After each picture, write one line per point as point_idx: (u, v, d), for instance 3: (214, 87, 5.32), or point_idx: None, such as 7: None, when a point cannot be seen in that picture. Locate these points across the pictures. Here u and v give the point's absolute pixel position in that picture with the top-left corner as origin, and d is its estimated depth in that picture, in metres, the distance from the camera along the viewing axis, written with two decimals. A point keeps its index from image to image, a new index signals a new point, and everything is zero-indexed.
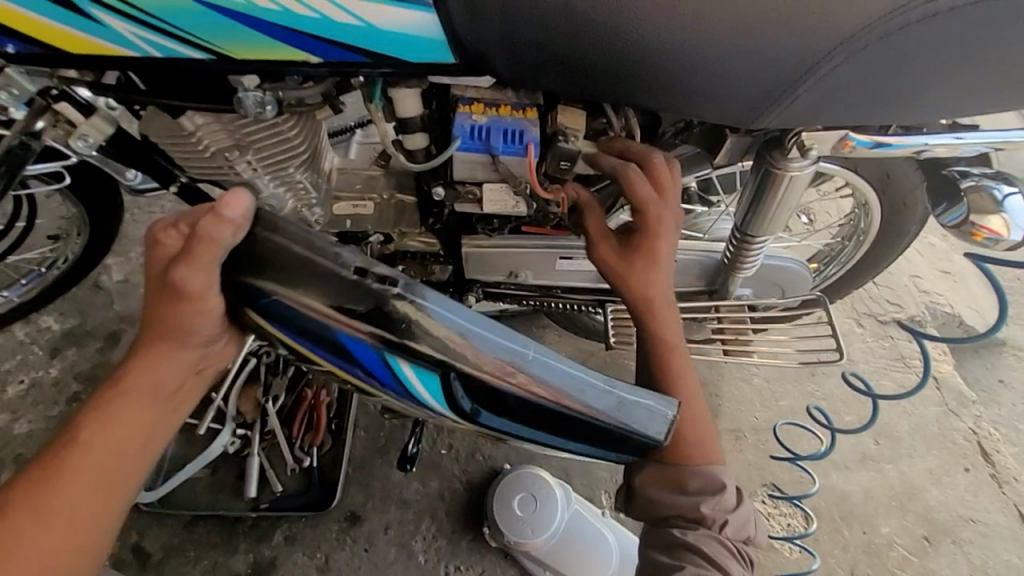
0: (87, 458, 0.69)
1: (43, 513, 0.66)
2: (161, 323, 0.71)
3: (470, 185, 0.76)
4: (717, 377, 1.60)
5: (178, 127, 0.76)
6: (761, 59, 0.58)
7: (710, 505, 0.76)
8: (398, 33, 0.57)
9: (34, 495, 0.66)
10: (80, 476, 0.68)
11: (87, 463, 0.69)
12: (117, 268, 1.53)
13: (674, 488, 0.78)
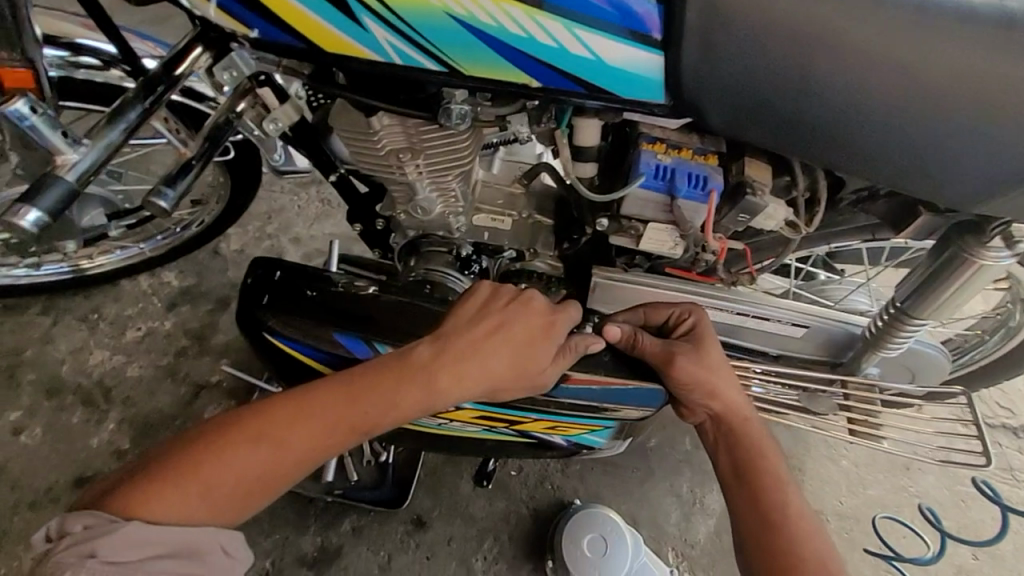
0: (356, 417, 0.74)
1: (299, 442, 0.72)
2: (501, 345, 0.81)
3: (635, 220, 0.75)
4: (801, 451, 1.53)
5: (363, 124, 0.80)
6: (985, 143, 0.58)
7: None
8: (625, 71, 0.60)
9: (304, 421, 0.73)
10: (340, 428, 0.74)
11: (350, 431, 0.74)
12: (235, 238, 1.63)
13: None
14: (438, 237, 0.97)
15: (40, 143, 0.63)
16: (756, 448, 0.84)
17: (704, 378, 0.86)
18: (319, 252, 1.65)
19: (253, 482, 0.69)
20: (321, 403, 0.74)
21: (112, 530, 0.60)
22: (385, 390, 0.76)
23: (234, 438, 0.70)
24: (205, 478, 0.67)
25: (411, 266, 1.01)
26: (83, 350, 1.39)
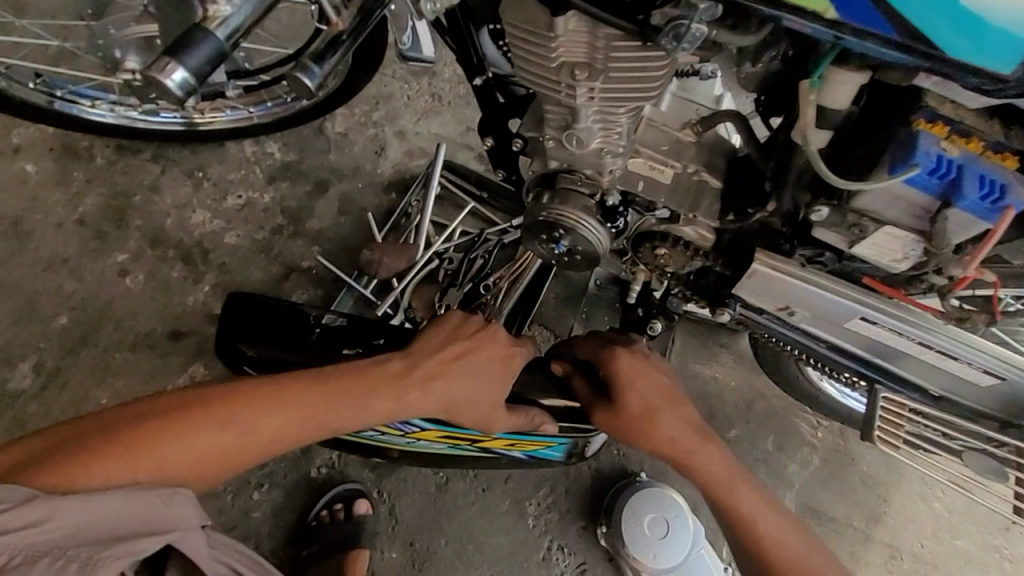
0: (303, 418, 0.79)
1: (241, 434, 0.76)
2: (463, 372, 0.85)
3: (869, 218, 0.65)
4: (891, 481, 1.40)
5: (544, 23, 0.65)
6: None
7: None
8: (969, 18, 0.48)
9: (259, 413, 0.77)
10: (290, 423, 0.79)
11: (314, 424, 0.79)
12: (340, 119, 1.54)
13: None
14: (583, 175, 0.83)
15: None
16: (710, 470, 0.91)
17: (635, 417, 0.92)
18: (423, 152, 1.53)
19: (196, 465, 0.74)
20: (272, 404, 0.78)
21: (31, 503, 0.62)
22: (340, 397, 0.81)
23: (182, 423, 0.74)
24: (152, 453, 0.72)
25: (542, 202, 0.86)
26: (186, 207, 1.38)
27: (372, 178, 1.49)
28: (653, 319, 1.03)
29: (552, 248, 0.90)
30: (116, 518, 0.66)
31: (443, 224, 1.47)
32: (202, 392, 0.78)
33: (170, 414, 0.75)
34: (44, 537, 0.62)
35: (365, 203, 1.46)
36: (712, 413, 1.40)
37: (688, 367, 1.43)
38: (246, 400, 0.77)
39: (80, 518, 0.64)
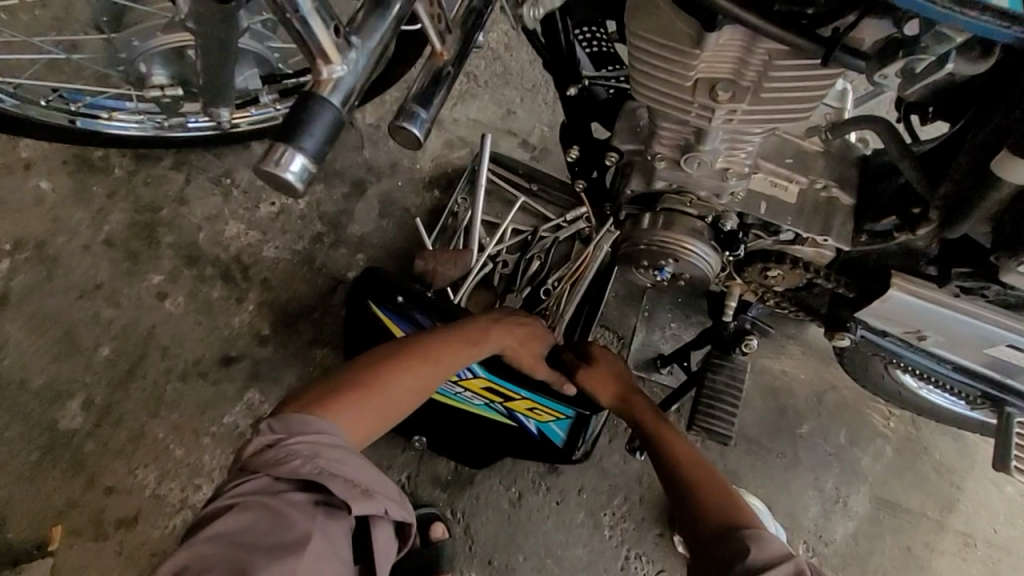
0: (446, 361, 0.93)
1: (408, 378, 0.89)
2: (524, 335, 1.03)
3: None
4: (963, 469, 1.36)
5: (689, 41, 0.54)
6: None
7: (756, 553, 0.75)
8: None
9: (415, 361, 0.91)
10: (438, 367, 0.92)
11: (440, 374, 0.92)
12: (371, 111, 1.41)
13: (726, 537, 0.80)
14: (695, 197, 0.73)
15: (304, 41, 0.44)
16: (661, 436, 0.97)
17: (602, 386, 1.04)
18: (463, 142, 1.41)
19: (378, 414, 0.86)
20: (420, 350, 0.92)
21: (329, 446, 0.73)
22: (462, 339, 0.96)
23: (362, 376, 0.87)
24: (356, 400, 0.84)
25: (644, 227, 0.77)
26: (219, 219, 1.28)
27: (412, 175, 1.38)
28: (746, 337, 0.93)
29: (652, 276, 0.81)
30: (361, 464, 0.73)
31: (493, 222, 1.37)
32: (350, 369, 0.89)
33: (335, 386, 0.86)
34: (341, 467, 0.71)
35: (407, 203, 1.35)
36: (784, 409, 1.33)
37: (755, 361, 1.36)
38: (392, 365, 0.89)
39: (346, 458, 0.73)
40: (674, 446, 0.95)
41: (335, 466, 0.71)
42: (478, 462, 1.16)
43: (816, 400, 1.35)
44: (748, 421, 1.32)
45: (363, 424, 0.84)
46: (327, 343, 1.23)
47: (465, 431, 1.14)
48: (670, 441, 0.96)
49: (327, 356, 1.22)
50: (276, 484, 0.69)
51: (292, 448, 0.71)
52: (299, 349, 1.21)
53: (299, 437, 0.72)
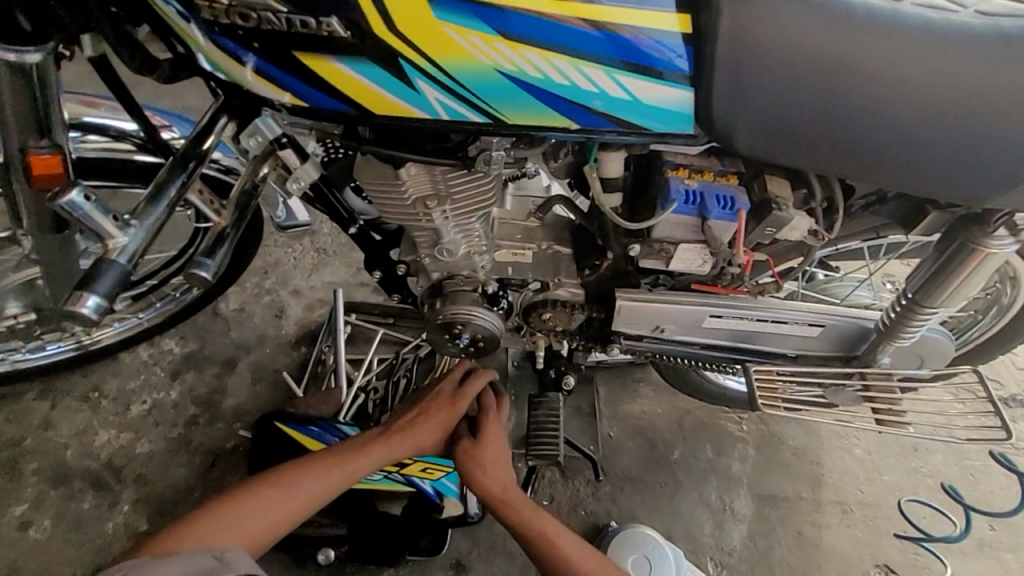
0: (337, 471, 0.97)
1: (299, 490, 0.94)
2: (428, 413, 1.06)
3: (665, 244, 0.80)
4: (816, 445, 1.56)
5: (394, 177, 0.82)
6: (999, 138, 0.58)
7: None
8: (659, 108, 0.60)
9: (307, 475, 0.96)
10: (333, 479, 0.97)
11: (321, 485, 0.96)
12: (233, 297, 1.60)
13: None
14: (463, 276, 0.98)
15: (91, 227, 0.63)
16: (540, 527, 0.99)
17: (494, 465, 1.04)
18: (321, 302, 1.62)
19: (258, 528, 0.89)
20: (309, 464, 0.98)
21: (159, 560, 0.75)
22: (365, 445, 1.02)
23: (254, 487, 0.93)
24: (239, 514, 0.89)
25: (437, 308, 1.00)
26: (87, 432, 1.34)
27: (279, 340, 1.54)
28: (564, 375, 1.17)
29: (458, 343, 1.04)
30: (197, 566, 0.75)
31: (360, 360, 1.53)
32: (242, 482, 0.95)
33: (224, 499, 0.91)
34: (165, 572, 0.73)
35: (277, 365, 1.50)
36: (653, 443, 1.50)
37: (618, 410, 1.55)
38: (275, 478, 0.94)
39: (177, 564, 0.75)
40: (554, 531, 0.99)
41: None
42: (392, 557, 1.19)
43: (678, 426, 1.52)
44: (627, 463, 1.46)
45: (248, 533, 0.89)
46: None
47: (368, 517, 1.20)
48: (554, 534, 0.98)
49: None
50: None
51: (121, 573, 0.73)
52: None
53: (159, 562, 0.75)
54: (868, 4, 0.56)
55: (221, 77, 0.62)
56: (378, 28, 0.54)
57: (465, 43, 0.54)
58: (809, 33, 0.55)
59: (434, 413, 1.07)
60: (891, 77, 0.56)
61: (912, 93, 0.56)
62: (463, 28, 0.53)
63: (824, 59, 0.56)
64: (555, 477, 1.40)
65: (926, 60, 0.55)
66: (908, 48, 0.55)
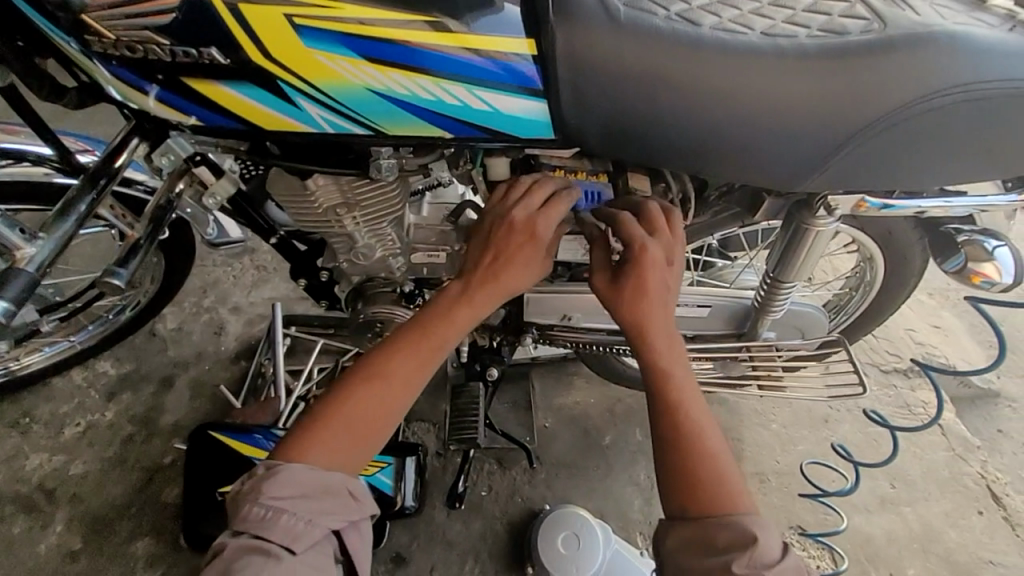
0: (408, 364, 0.85)
1: (375, 398, 0.83)
2: (514, 262, 0.86)
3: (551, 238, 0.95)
4: (738, 423, 1.69)
5: (303, 188, 0.90)
6: (803, 133, 0.69)
7: (742, 562, 0.66)
8: (519, 117, 0.70)
9: (388, 369, 0.85)
10: (415, 368, 0.86)
11: (398, 387, 0.84)
12: (171, 317, 1.62)
13: (704, 546, 0.70)
14: (381, 279, 1.06)
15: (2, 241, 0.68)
16: (667, 372, 0.80)
17: (633, 297, 0.80)
18: (261, 316, 1.65)
19: (360, 434, 0.82)
20: (373, 361, 0.85)
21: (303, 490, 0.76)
22: (448, 311, 0.87)
23: (333, 405, 0.83)
24: (337, 424, 0.81)
25: (359, 308, 1.08)
26: (19, 458, 1.34)
27: (218, 356, 1.57)
28: (489, 367, 1.23)
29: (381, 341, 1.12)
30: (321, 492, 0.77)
31: (300, 370, 1.57)
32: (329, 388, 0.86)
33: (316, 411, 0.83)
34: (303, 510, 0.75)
35: (217, 380, 1.52)
36: (587, 431, 1.59)
37: (553, 402, 1.64)
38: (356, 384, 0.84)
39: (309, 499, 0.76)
40: (677, 373, 0.80)
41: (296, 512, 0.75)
42: None
43: (609, 413, 1.62)
44: (562, 451, 1.55)
45: (337, 454, 0.81)
46: (148, 532, 1.26)
47: None
48: (677, 386, 0.79)
49: (150, 545, 1.25)
50: (256, 541, 0.73)
51: (261, 510, 0.74)
52: (119, 549, 1.24)
53: (273, 493, 0.75)
54: (677, 25, 0.66)
55: (132, 102, 0.70)
56: (255, 56, 0.61)
57: (336, 66, 0.62)
58: (630, 50, 0.65)
59: (516, 255, 0.85)
60: (704, 82, 0.66)
61: (721, 98, 0.67)
62: (331, 54, 0.61)
63: (646, 70, 0.66)
64: (493, 468, 1.48)
65: (730, 68, 0.66)
66: (714, 59, 0.66)
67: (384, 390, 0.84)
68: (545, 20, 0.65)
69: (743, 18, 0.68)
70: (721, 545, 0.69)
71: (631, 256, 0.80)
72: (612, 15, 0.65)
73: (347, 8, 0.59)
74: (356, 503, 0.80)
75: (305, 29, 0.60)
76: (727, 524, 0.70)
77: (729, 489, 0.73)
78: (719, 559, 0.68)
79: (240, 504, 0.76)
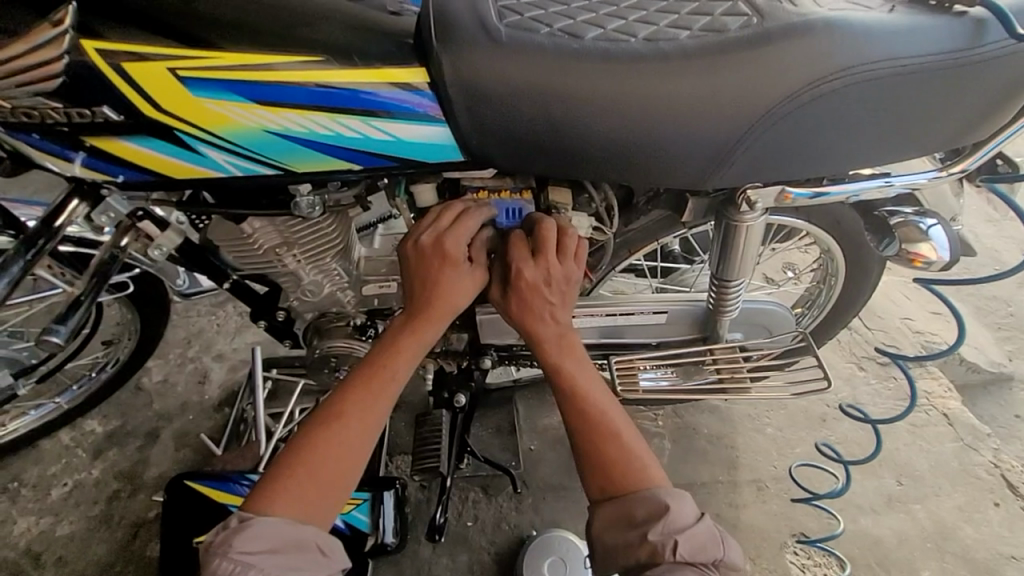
0: (364, 398, 0.86)
1: (337, 437, 0.84)
2: (448, 286, 0.87)
3: None
4: (732, 429, 1.64)
5: (241, 232, 0.92)
6: (703, 129, 0.70)
7: (659, 531, 0.78)
8: (423, 143, 0.72)
9: (344, 413, 0.85)
10: (371, 405, 0.87)
11: (360, 422, 0.85)
12: (156, 370, 1.65)
13: (626, 521, 0.81)
14: (334, 313, 1.07)
15: None
16: (566, 370, 0.90)
17: (523, 311, 0.89)
18: (244, 361, 1.67)
19: (324, 483, 0.82)
20: (333, 401, 0.87)
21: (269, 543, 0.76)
22: (392, 350, 0.88)
23: (296, 452, 0.84)
24: (300, 475, 0.82)
25: (315, 344, 1.09)
26: (7, 522, 1.36)
27: (202, 405, 1.58)
28: (456, 394, 1.20)
29: (338, 374, 1.13)
30: (287, 546, 0.77)
31: (283, 413, 1.57)
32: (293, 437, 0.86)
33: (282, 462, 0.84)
34: (271, 560, 0.75)
35: (201, 429, 1.54)
36: None
37: (539, 424, 1.61)
38: (317, 428, 0.85)
39: (276, 549, 0.76)
40: (574, 367, 0.90)
41: (264, 561, 0.75)
42: None
43: None
44: (550, 473, 1.51)
45: (305, 502, 0.81)
46: None
47: None
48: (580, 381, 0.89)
49: None
50: None
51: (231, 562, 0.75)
52: None
53: (242, 548, 0.75)
54: (559, 40, 0.68)
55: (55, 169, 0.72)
56: (149, 110, 0.63)
57: (229, 112, 0.65)
58: (515, 68, 0.68)
59: (441, 277, 0.87)
60: (595, 93, 0.68)
61: (611, 104, 0.69)
62: (222, 101, 0.64)
63: (536, 87, 0.68)
64: (478, 497, 1.45)
65: (615, 75, 0.68)
66: (599, 69, 0.68)
67: (343, 429, 0.85)
68: (430, 48, 0.68)
69: (626, 27, 0.70)
70: (639, 519, 0.80)
71: (510, 276, 0.88)
72: (494, 37, 0.68)
73: (230, 59, 0.63)
74: (326, 556, 0.80)
75: (193, 80, 0.63)
76: (645, 498, 0.82)
77: (638, 464, 0.85)
78: (638, 531, 0.80)
79: (209, 558, 0.76)
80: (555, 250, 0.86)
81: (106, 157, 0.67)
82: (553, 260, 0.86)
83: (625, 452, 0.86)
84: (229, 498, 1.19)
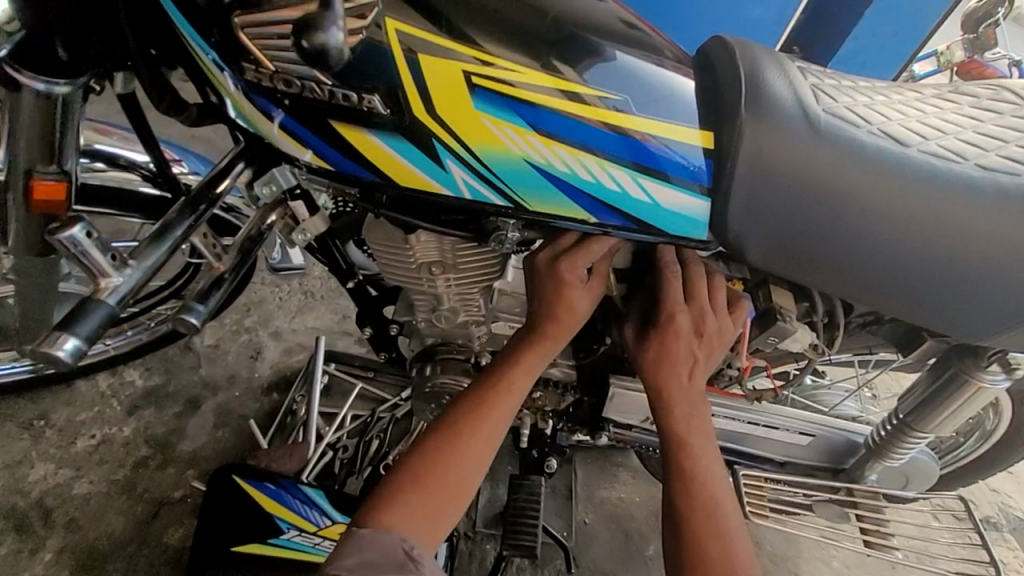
0: (482, 416, 0.77)
1: (451, 450, 0.75)
2: (573, 309, 0.76)
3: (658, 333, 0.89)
4: (795, 553, 1.50)
5: (403, 241, 0.82)
6: (1009, 280, 0.60)
7: None
8: (677, 214, 0.61)
9: (461, 426, 0.76)
10: (490, 423, 0.77)
11: (474, 438, 0.76)
12: (209, 332, 1.53)
13: None
14: (456, 344, 0.96)
15: (82, 260, 0.60)
16: (689, 445, 0.75)
17: (657, 362, 0.74)
18: (301, 346, 1.55)
19: (433, 496, 0.73)
20: (454, 412, 0.78)
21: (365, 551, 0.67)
22: (518, 369, 0.78)
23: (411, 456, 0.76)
24: (412, 483, 0.73)
25: (427, 374, 0.98)
26: (23, 465, 1.24)
27: (250, 384, 1.46)
28: (548, 458, 1.12)
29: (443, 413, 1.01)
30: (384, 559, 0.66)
31: (333, 415, 1.45)
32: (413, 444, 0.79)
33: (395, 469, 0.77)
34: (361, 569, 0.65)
35: (244, 410, 1.41)
36: (629, 535, 1.43)
37: (595, 494, 1.49)
38: (433, 439, 0.76)
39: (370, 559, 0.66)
40: (699, 444, 0.76)
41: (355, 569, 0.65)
42: None
43: (654, 519, 1.46)
44: (600, 555, 1.39)
45: (413, 517, 0.71)
46: None
47: None
48: (699, 461, 0.75)
49: None
50: None
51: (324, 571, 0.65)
52: None
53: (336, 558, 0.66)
54: (882, 143, 0.59)
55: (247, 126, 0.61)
56: (415, 107, 0.55)
57: (498, 131, 0.56)
58: (828, 160, 0.58)
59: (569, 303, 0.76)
60: (911, 214, 0.58)
61: (924, 228, 0.59)
62: (498, 119, 0.56)
63: (838, 185, 0.58)
64: (524, 564, 1.33)
65: (938, 199, 0.58)
66: (922, 187, 0.58)
67: (456, 440, 0.76)
68: (735, 112, 0.58)
69: (953, 146, 0.61)
70: None
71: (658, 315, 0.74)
72: (812, 119, 0.59)
73: (529, 78, 0.56)
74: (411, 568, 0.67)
75: (480, 90, 0.56)
76: None
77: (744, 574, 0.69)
78: None
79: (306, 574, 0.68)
80: (709, 298, 0.73)
81: (334, 140, 0.57)
82: (707, 308, 0.72)
83: (734, 557, 0.70)
84: (277, 508, 1.07)
